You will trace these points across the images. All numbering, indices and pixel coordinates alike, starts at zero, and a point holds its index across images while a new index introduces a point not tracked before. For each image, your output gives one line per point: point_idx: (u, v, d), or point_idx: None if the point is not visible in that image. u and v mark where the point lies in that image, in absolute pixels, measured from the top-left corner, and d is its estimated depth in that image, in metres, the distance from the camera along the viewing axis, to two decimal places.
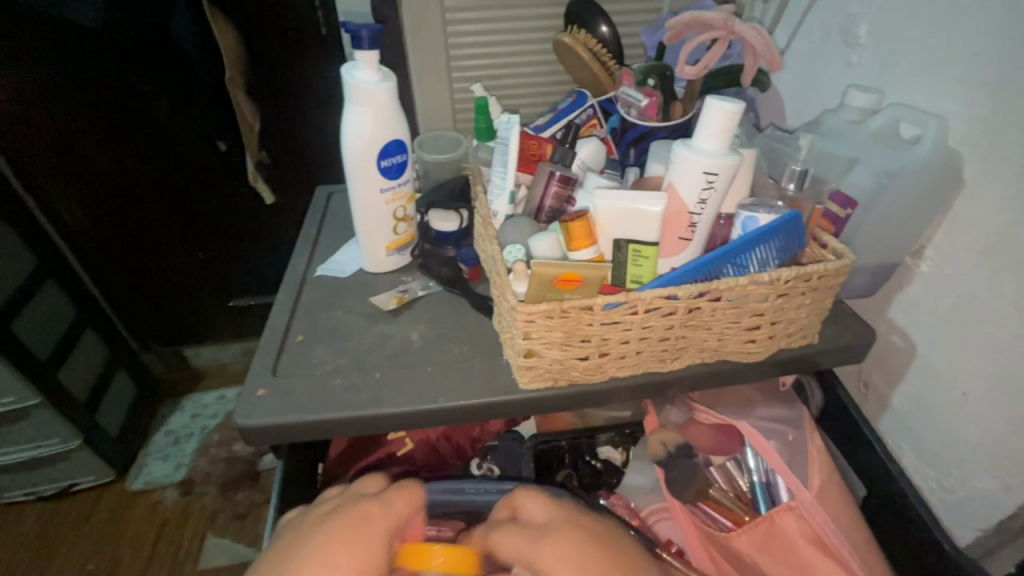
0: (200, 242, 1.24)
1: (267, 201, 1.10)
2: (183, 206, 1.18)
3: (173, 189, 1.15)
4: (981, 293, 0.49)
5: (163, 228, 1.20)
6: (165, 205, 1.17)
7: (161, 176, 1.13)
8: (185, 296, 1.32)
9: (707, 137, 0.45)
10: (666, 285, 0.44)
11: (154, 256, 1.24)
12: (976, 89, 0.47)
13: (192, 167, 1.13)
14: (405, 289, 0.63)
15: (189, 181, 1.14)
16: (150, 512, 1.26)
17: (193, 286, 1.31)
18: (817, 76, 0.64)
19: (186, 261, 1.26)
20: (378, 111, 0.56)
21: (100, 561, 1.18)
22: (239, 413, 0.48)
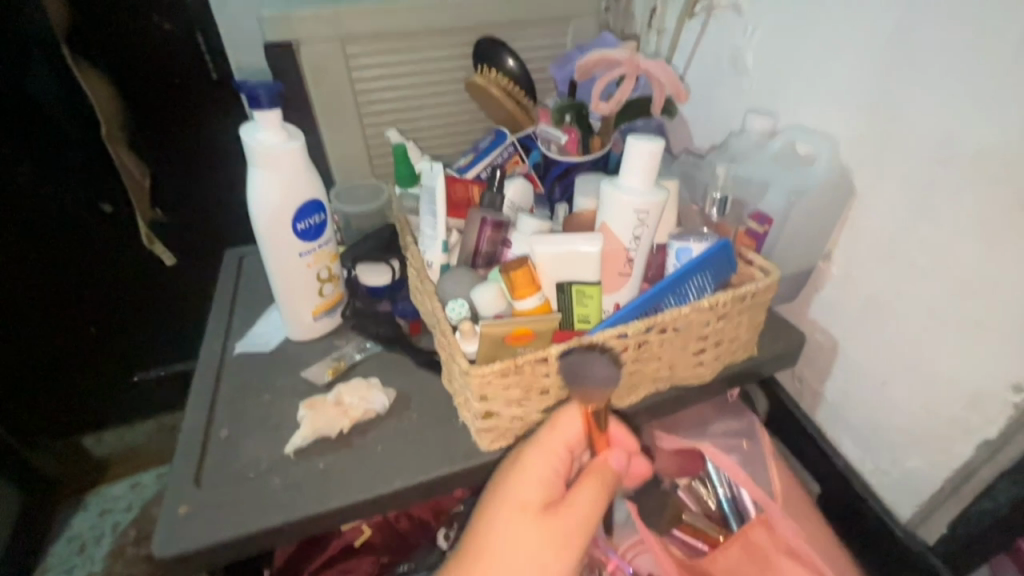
0: (88, 318, 1.08)
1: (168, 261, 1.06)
2: (64, 282, 1.03)
3: (49, 263, 1.00)
4: (886, 289, 0.54)
5: (39, 307, 1.03)
6: (40, 283, 1.01)
7: (32, 250, 0.98)
8: (77, 382, 1.15)
9: (632, 176, 0.45)
10: (614, 325, 0.44)
11: (32, 341, 1.06)
12: (854, 109, 0.53)
13: (69, 237, 0.99)
14: (339, 355, 0.58)
15: (67, 251, 1.00)
16: None
17: (84, 369, 1.14)
18: (715, 100, 0.69)
19: (73, 342, 1.10)
20: (286, 173, 0.51)
21: None
22: (159, 540, 0.41)
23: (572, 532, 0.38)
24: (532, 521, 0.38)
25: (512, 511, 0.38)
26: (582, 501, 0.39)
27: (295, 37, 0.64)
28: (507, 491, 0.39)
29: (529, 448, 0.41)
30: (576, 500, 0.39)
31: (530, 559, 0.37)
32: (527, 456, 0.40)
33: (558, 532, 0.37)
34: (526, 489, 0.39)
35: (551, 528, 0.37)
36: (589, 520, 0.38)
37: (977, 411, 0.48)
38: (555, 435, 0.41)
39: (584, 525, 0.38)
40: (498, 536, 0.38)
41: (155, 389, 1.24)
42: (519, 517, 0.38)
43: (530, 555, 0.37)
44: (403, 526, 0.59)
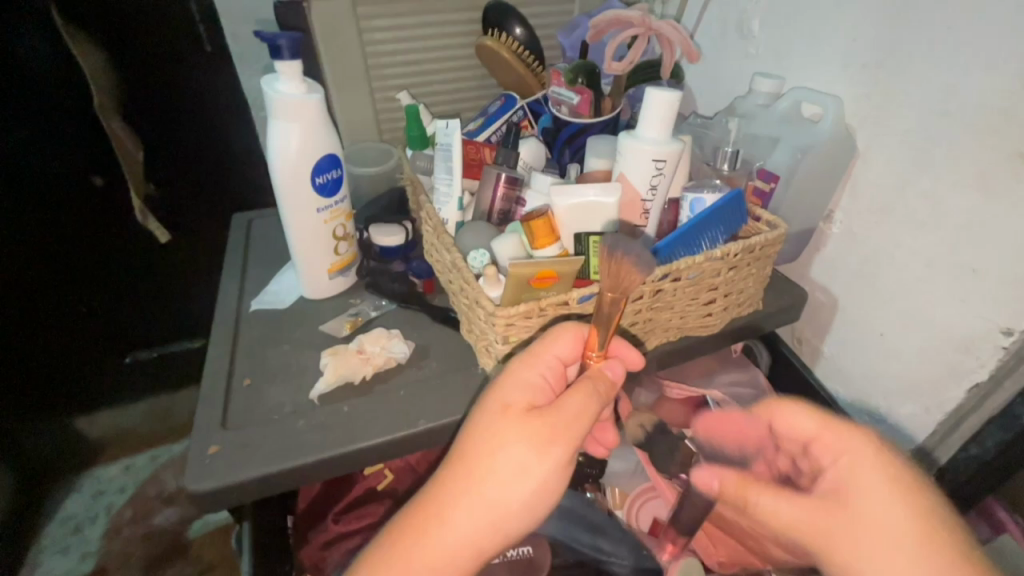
0: (83, 293, 1.07)
1: (160, 237, 1.03)
2: (58, 255, 1.01)
3: (43, 235, 0.98)
4: (885, 245, 0.56)
5: (32, 280, 1.01)
6: (33, 255, 0.99)
7: (25, 221, 0.96)
8: (71, 360, 1.14)
9: (650, 126, 0.47)
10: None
11: (25, 315, 1.04)
12: (857, 70, 0.54)
13: (66, 208, 0.97)
14: (356, 311, 0.59)
15: (62, 224, 0.99)
16: None
17: (79, 346, 1.12)
18: (721, 67, 0.71)
19: (67, 316, 1.08)
20: (305, 125, 0.52)
21: None
22: (190, 479, 0.42)
23: (560, 429, 0.36)
24: (513, 425, 0.36)
25: (493, 409, 0.37)
26: (573, 404, 0.37)
27: None
28: (490, 394, 0.38)
29: (516, 360, 0.41)
30: (565, 401, 0.37)
31: (515, 453, 0.35)
32: (514, 364, 0.40)
33: (545, 428, 0.36)
34: (512, 394, 0.38)
35: (536, 428, 0.36)
36: (578, 422, 0.37)
37: (969, 356, 0.51)
38: (542, 346, 0.40)
39: (573, 424, 0.37)
40: (482, 432, 0.37)
41: (151, 367, 1.22)
42: (504, 417, 0.37)
43: (514, 450, 0.36)
44: (424, 473, 0.57)
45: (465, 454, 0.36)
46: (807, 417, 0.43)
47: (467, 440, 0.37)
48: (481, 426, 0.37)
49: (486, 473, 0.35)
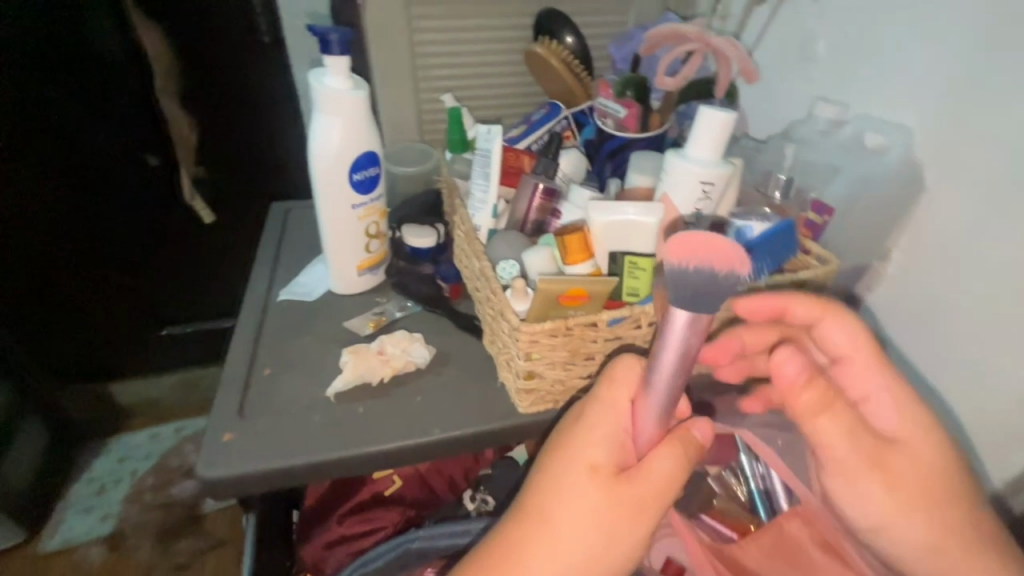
0: (127, 267, 1.11)
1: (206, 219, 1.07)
2: (108, 228, 1.06)
3: (96, 208, 1.03)
4: (947, 291, 0.51)
5: (84, 250, 1.06)
6: (86, 226, 1.04)
7: (82, 193, 1.01)
8: (111, 328, 1.18)
9: (700, 146, 0.44)
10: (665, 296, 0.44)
11: (74, 282, 1.10)
12: (931, 100, 0.50)
13: (123, 184, 1.02)
14: (381, 311, 0.59)
15: (116, 198, 1.03)
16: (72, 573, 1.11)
17: (120, 316, 1.17)
18: (780, 89, 0.67)
19: (112, 286, 1.13)
20: (348, 121, 0.52)
21: None
22: (201, 464, 0.42)
23: (645, 501, 0.32)
24: (597, 495, 0.32)
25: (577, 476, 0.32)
26: (659, 466, 0.33)
27: None
28: (569, 453, 0.33)
29: (590, 402, 0.35)
30: (650, 466, 0.33)
31: (597, 529, 0.31)
32: (591, 411, 0.34)
33: (628, 502, 0.32)
34: (590, 449, 0.33)
35: (621, 499, 0.32)
36: (665, 491, 0.33)
37: None
38: (614, 387, 0.35)
39: (656, 496, 0.32)
40: (561, 503, 0.32)
41: (184, 342, 1.26)
42: (585, 480, 0.32)
43: (596, 526, 0.31)
44: (433, 482, 0.56)
45: (539, 513, 0.32)
46: (845, 333, 0.40)
47: (540, 501, 0.32)
48: (556, 487, 0.32)
49: (561, 537, 0.31)
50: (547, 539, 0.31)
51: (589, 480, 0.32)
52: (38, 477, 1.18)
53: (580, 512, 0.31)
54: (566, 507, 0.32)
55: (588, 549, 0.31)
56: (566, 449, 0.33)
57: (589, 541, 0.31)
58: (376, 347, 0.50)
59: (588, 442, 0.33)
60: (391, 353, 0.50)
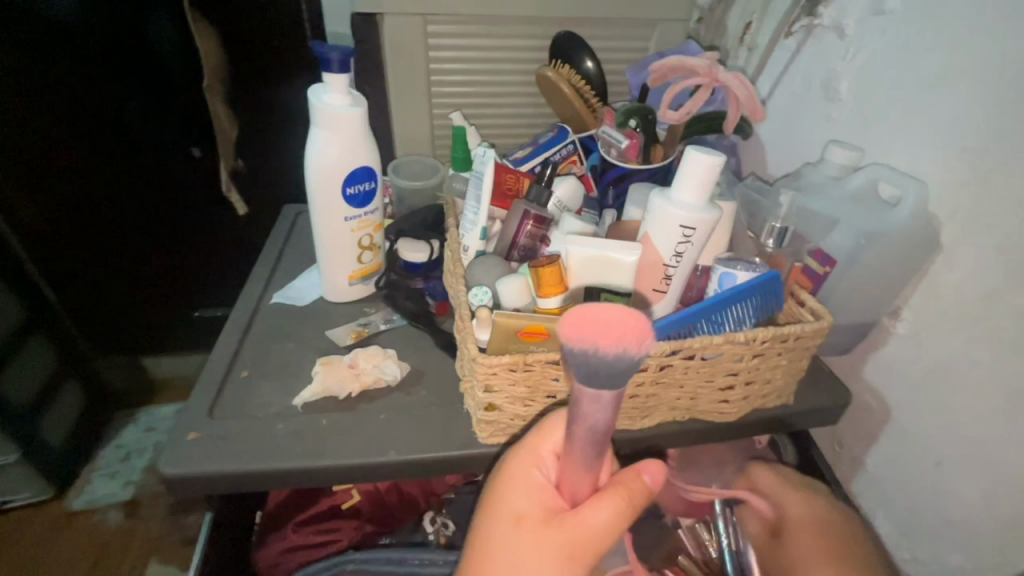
0: (165, 250, 1.17)
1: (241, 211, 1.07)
2: (150, 213, 1.12)
3: (139, 195, 1.10)
4: (958, 360, 0.47)
5: (126, 232, 1.13)
6: (131, 209, 1.11)
7: (128, 180, 1.07)
8: (145, 307, 1.25)
9: (684, 188, 0.43)
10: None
11: (115, 261, 1.16)
12: (954, 153, 0.47)
13: (166, 173, 1.08)
14: (366, 322, 0.59)
15: (158, 186, 1.09)
16: (90, 534, 1.17)
17: (156, 296, 1.24)
18: (797, 127, 0.65)
19: (147, 268, 1.19)
20: (344, 136, 0.53)
21: None
22: (165, 461, 0.43)
23: (580, 548, 0.32)
24: (527, 544, 0.33)
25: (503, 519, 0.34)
26: (596, 515, 0.32)
27: (380, 10, 0.66)
28: (503, 496, 0.35)
29: (517, 453, 0.37)
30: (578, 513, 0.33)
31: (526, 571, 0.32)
32: (512, 463, 0.36)
33: (555, 546, 0.32)
34: (517, 500, 0.35)
35: (555, 544, 0.32)
36: (598, 537, 0.32)
37: None
38: (544, 440, 0.37)
39: (586, 541, 0.32)
40: (495, 545, 0.34)
41: (209, 326, 1.32)
42: (516, 529, 0.33)
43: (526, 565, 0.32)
44: (391, 500, 0.56)
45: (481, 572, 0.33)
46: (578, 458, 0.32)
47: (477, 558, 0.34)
48: (491, 542, 0.34)
49: None
50: None
51: (517, 529, 0.33)
52: (72, 441, 1.25)
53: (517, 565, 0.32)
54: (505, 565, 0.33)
55: None
56: (496, 504, 0.35)
57: None
58: (348, 360, 0.51)
59: (514, 494, 0.35)
60: (362, 367, 0.51)
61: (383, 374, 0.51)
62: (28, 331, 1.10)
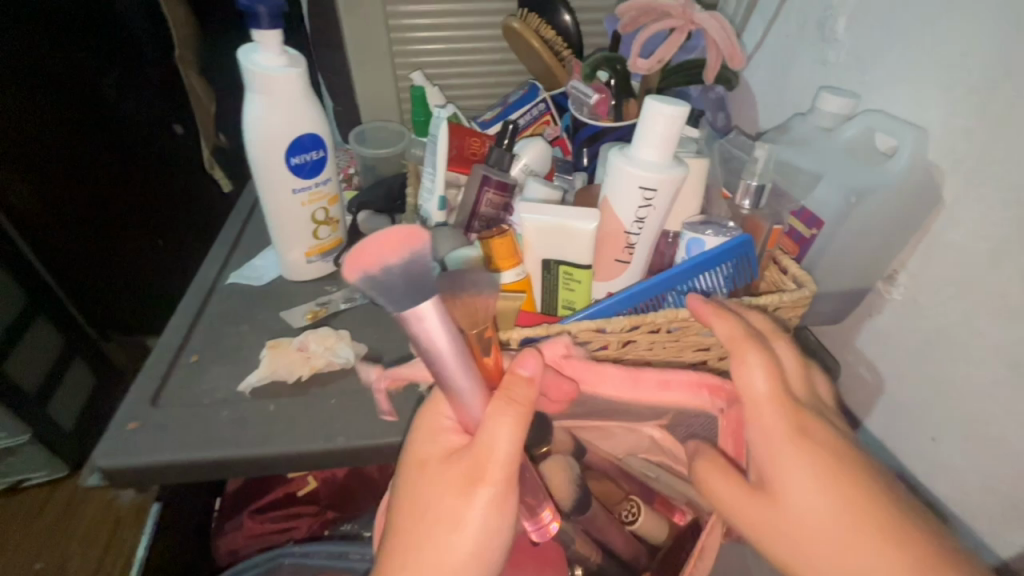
0: (160, 231, 1.11)
1: (224, 188, 0.97)
2: (140, 193, 1.04)
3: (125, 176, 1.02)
4: (957, 329, 0.43)
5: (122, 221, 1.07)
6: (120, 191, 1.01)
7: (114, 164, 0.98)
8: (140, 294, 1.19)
9: (645, 145, 0.38)
10: (583, 317, 0.39)
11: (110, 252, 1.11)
12: (962, 94, 0.41)
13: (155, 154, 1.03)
14: (325, 301, 0.56)
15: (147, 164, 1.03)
16: (104, 508, 1.13)
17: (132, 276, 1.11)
18: (790, 74, 0.58)
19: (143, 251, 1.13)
20: (282, 100, 0.49)
21: (48, 561, 1.05)
22: (100, 453, 0.41)
23: (479, 465, 0.29)
24: (440, 475, 0.29)
25: (408, 478, 0.30)
26: (487, 427, 0.29)
27: None
28: (404, 463, 0.31)
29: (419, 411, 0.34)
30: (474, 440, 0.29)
31: (435, 518, 0.28)
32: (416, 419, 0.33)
33: (463, 480, 0.29)
34: (420, 446, 0.31)
35: (458, 468, 0.29)
36: (501, 456, 0.29)
37: None
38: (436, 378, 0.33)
39: (489, 460, 0.29)
40: (403, 501, 0.30)
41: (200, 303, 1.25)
42: (422, 469, 0.30)
43: (434, 514, 0.28)
44: (352, 484, 0.57)
45: (402, 525, 0.29)
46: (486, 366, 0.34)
47: (401, 504, 0.30)
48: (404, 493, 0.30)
49: (426, 529, 0.28)
50: (411, 541, 0.28)
51: (430, 467, 0.30)
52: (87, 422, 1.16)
53: (427, 499, 0.29)
54: (410, 509, 0.29)
55: (453, 520, 0.28)
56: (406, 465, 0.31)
57: (440, 513, 0.28)
58: (298, 343, 0.48)
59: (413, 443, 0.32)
60: (316, 347, 0.48)
61: (338, 357, 0.48)
62: (31, 313, 0.97)
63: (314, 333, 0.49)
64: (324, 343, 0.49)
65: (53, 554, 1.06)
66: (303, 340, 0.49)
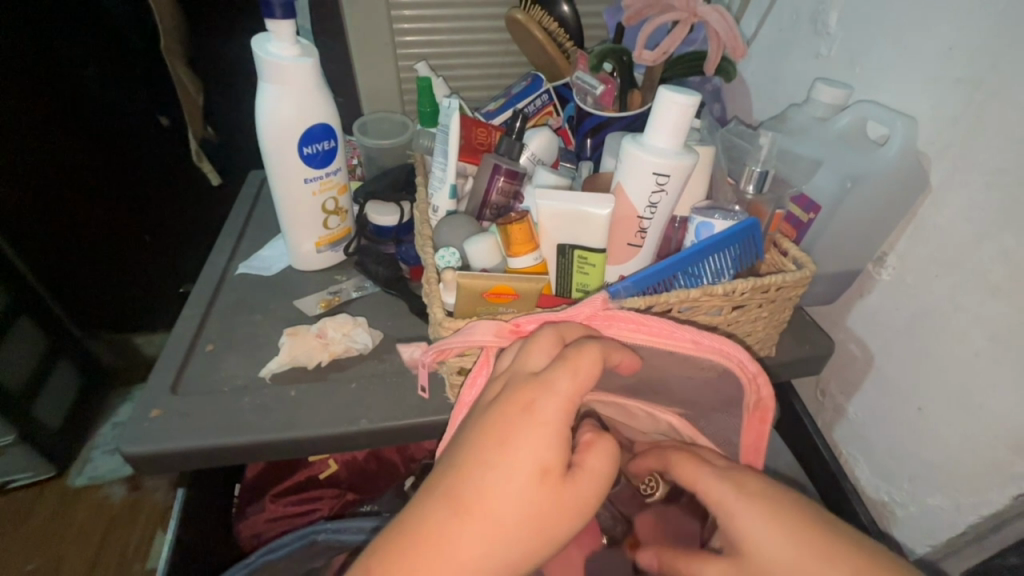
0: (144, 226, 1.05)
1: (215, 182, 0.95)
2: (123, 186, 1.00)
3: (111, 174, 0.98)
4: (942, 304, 0.46)
5: (108, 222, 1.02)
6: (100, 184, 0.98)
7: (97, 155, 0.96)
8: (127, 296, 1.12)
9: (659, 133, 0.40)
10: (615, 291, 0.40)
11: (95, 258, 1.04)
12: (948, 85, 0.44)
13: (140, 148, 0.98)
14: (336, 290, 0.57)
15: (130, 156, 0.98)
16: (96, 508, 1.10)
17: (116, 269, 1.07)
18: (784, 66, 0.60)
19: (131, 249, 1.07)
20: (294, 90, 0.49)
21: (40, 561, 1.02)
22: (125, 439, 0.42)
23: (576, 510, 0.28)
24: (541, 498, 0.27)
25: (518, 473, 0.27)
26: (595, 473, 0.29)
27: None
28: (514, 452, 0.28)
29: (535, 392, 0.29)
30: (582, 468, 0.29)
31: (520, 524, 0.27)
32: (539, 403, 0.29)
33: (565, 506, 0.28)
34: (533, 452, 0.28)
35: (560, 503, 0.28)
36: (599, 493, 0.29)
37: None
38: (577, 375, 0.30)
39: (594, 496, 0.29)
40: (483, 487, 0.27)
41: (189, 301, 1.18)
42: (530, 477, 0.27)
43: (515, 526, 0.27)
44: (371, 467, 0.59)
45: (469, 502, 0.27)
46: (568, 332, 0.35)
47: (479, 484, 0.27)
48: (488, 477, 0.27)
49: (496, 524, 0.27)
50: (479, 520, 0.27)
51: (536, 481, 0.28)
52: (67, 422, 1.14)
53: (516, 505, 0.27)
54: (499, 502, 0.27)
55: (521, 533, 0.27)
56: (501, 454, 0.28)
57: (520, 527, 0.27)
58: (317, 330, 0.50)
59: (525, 443, 0.28)
60: (337, 331, 0.50)
61: (355, 342, 0.50)
62: (13, 311, 0.97)
63: (332, 320, 0.50)
64: (341, 329, 0.50)
65: (46, 554, 1.03)
66: (321, 326, 0.50)
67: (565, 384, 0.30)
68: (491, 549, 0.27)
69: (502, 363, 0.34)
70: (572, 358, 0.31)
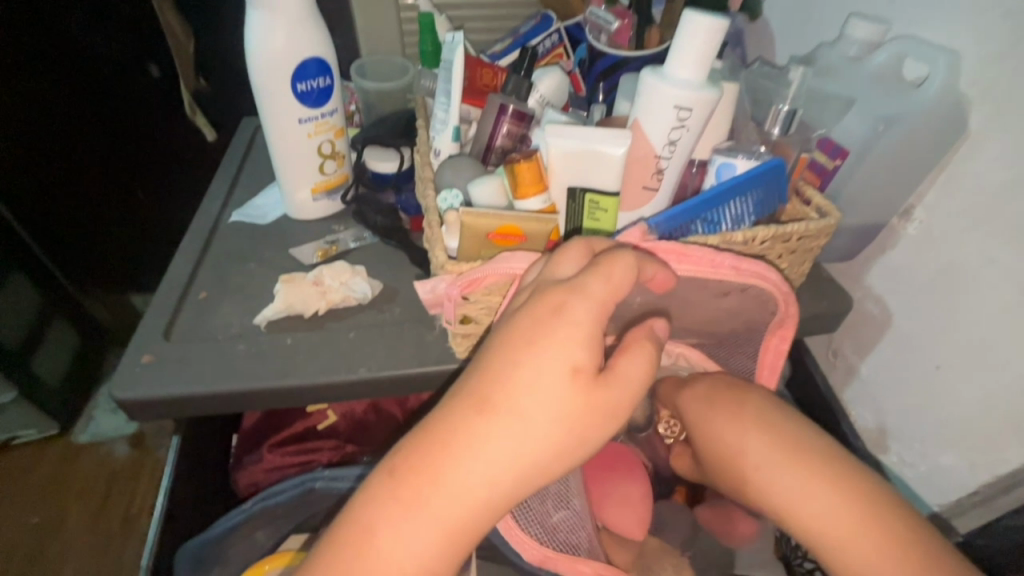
0: (137, 179, 1.02)
1: (210, 135, 0.92)
2: (112, 138, 0.96)
3: (98, 124, 0.94)
4: (970, 259, 0.43)
5: (99, 175, 0.98)
6: (87, 135, 0.94)
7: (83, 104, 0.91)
8: (122, 254, 1.09)
9: (682, 62, 0.37)
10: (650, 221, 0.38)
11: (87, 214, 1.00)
12: (995, 19, 0.40)
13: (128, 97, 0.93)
14: (334, 239, 0.55)
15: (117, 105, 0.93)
16: (99, 465, 1.11)
17: (111, 226, 1.04)
18: (814, 4, 0.56)
19: (126, 204, 1.03)
20: (286, 18, 0.45)
21: (45, 515, 1.03)
22: (116, 385, 0.40)
23: (608, 413, 0.28)
24: (570, 398, 0.27)
25: (548, 374, 0.27)
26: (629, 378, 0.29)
27: None
28: (543, 353, 0.27)
29: (564, 295, 0.28)
30: (615, 370, 0.28)
31: (551, 424, 0.27)
32: (569, 306, 0.28)
33: (597, 406, 0.28)
34: (561, 353, 0.27)
35: (591, 405, 0.27)
36: (633, 394, 0.29)
37: None
38: (609, 280, 0.28)
39: (627, 400, 0.28)
40: (510, 387, 0.27)
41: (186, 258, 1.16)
42: (559, 376, 0.27)
43: (543, 423, 0.27)
44: (369, 419, 0.57)
45: (496, 401, 0.27)
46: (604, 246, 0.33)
47: (506, 385, 0.27)
48: (516, 378, 0.27)
49: (525, 422, 0.27)
50: (506, 419, 0.27)
51: (565, 380, 0.27)
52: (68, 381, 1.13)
53: (545, 406, 0.27)
54: (527, 403, 0.27)
55: (552, 433, 0.27)
56: (529, 356, 0.27)
57: (551, 426, 0.27)
58: (313, 277, 0.47)
59: (554, 344, 0.27)
60: (335, 278, 0.48)
61: (352, 290, 0.48)
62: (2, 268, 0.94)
63: (328, 268, 0.48)
64: (339, 276, 0.48)
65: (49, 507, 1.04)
66: (318, 274, 0.48)
67: (597, 288, 0.28)
68: (520, 444, 0.27)
69: (530, 275, 0.33)
70: (605, 266, 0.29)
